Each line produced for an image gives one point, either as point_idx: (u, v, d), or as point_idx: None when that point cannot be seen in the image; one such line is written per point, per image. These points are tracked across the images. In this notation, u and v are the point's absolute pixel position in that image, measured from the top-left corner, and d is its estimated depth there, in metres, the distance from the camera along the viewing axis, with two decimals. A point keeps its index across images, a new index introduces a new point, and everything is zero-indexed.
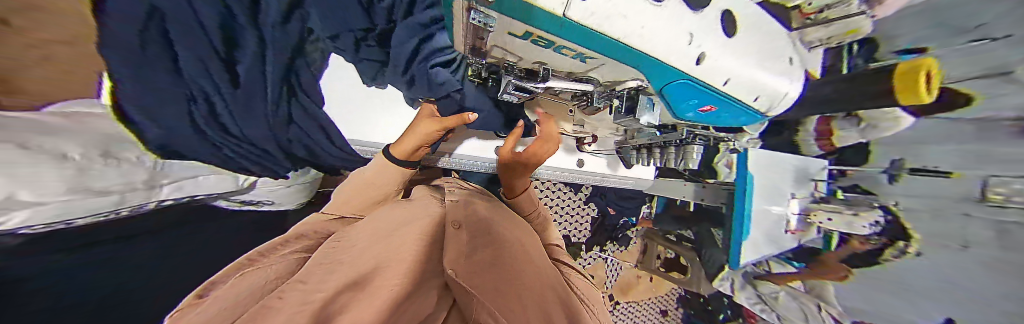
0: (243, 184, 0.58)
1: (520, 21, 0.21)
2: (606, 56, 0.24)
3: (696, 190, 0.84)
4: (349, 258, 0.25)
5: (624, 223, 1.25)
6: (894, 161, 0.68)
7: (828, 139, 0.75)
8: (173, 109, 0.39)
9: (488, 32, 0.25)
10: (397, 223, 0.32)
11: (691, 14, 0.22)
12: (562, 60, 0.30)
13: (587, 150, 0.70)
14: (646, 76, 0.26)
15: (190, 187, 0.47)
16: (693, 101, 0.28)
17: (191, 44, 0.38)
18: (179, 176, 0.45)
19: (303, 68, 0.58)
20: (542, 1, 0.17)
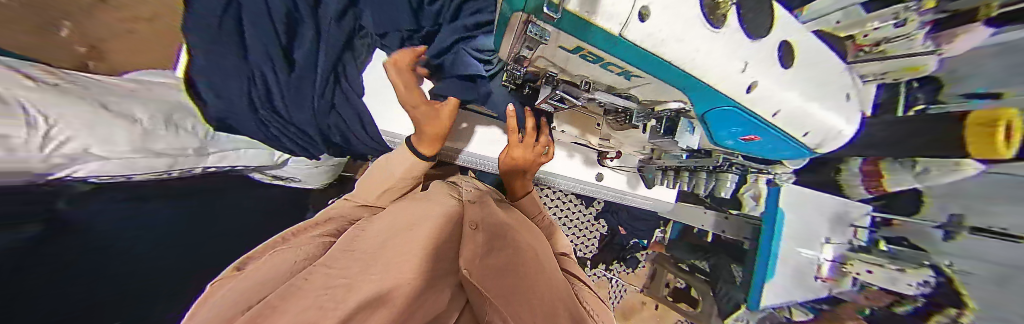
0: (277, 160, 0.63)
1: (573, 38, 0.19)
2: (654, 78, 0.23)
3: (719, 221, 0.80)
4: (368, 250, 0.26)
5: (635, 245, 1.23)
6: (951, 216, 0.63)
7: (877, 181, 0.66)
8: (235, 85, 0.46)
9: (540, 43, 0.24)
10: (416, 219, 0.32)
11: (748, 42, 0.21)
12: (606, 77, 0.28)
13: (609, 165, 0.68)
14: (689, 99, 0.25)
15: (232, 158, 0.54)
16: (734, 131, 0.27)
17: (260, 33, 0.45)
18: (222, 148, 0.53)
19: (350, 62, 0.55)
20: (604, 20, 0.15)
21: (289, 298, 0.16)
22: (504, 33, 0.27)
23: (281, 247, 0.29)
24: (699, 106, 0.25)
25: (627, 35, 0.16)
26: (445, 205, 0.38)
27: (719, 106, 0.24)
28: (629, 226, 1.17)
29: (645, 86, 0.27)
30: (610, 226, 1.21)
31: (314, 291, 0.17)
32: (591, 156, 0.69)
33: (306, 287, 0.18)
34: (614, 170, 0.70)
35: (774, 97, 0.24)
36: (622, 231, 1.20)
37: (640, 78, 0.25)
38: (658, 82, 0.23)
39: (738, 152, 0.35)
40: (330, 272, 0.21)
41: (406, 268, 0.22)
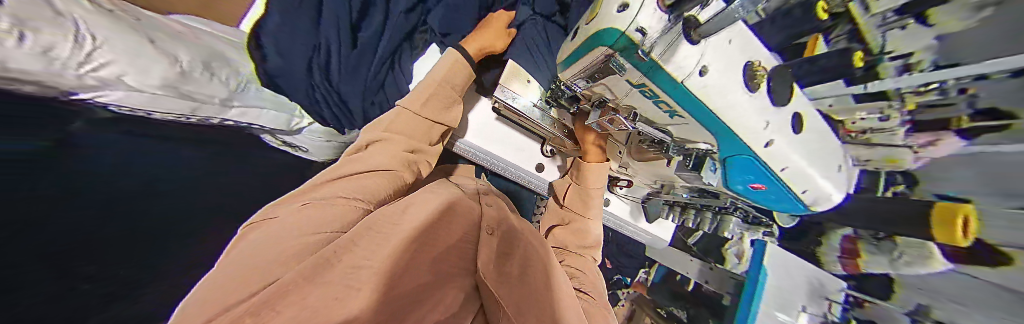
0: (292, 127, 0.63)
1: (643, 74, 0.24)
2: (698, 120, 0.26)
3: (703, 270, 0.83)
4: (392, 229, 0.26)
5: (616, 281, 1.19)
6: (918, 306, 0.64)
7: (852, 259, 0.71)
8: (299, 50, 0.55)
9: (612, 74, 0.27)
10: (440, 210, 0.33)
11: (773, 107, 0.25)
12: (653, 113, 0.31)
13: (617, 192, 0.68)
14: (716, 144, 0.29)
15: (253, 116, 0.55)
16: (744, 177, 0.31)
17: (335, 9, 0.57)
18: (247, 104, 0.53)
19: (406, 51, 0.71)
20: (671, 67, 0.21)
21: (320, 273, 0.18)
22: (573, 64, 0.32)
23: (313, 200, 0.29)
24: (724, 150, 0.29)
25: (689, 82, 0.22)
26: (464, 204, 0.39)
27: (739, 153, 0.28)
28: (616, 260, 1.17)
29: (681, 128, 0.31)
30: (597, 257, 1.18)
31: (341, 270, 0.18)
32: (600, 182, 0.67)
33: (332, 267, 0.19)
34: (620, 197, 0.69)
35: (783, 157, 0.28)
36: (608, 265, 1.19)
37: (680, 118, 0.28)
38: (698, 124, 0.27)
39: (743, 197, 0.38)
40: (357, 252, 0.21)
41: (406, 261, 0.22)
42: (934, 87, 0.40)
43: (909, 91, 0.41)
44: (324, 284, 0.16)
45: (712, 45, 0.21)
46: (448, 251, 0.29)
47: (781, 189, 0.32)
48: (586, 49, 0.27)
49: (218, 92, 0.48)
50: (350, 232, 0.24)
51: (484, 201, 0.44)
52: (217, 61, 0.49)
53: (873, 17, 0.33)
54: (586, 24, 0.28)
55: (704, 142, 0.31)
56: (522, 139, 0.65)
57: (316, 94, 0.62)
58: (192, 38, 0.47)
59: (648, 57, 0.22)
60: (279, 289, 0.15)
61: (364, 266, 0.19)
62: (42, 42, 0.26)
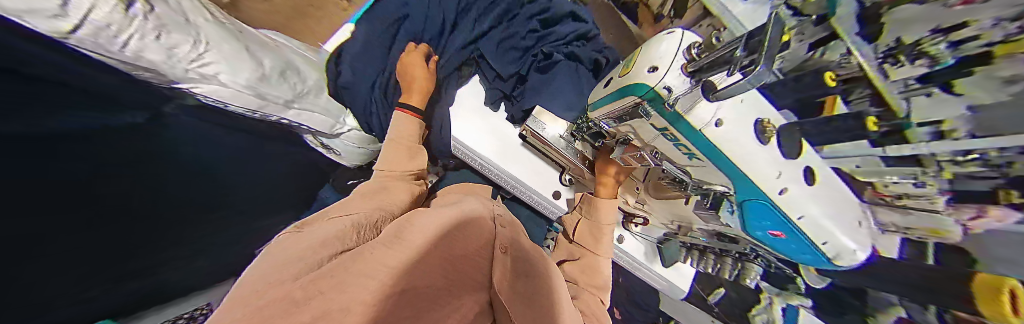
0: (332, 130, 0.69)
1: (666, 122, 0.27)
2: (714, 163, 0.29)
3: None
4: (408, 241, 0.28)
5: None
6: None
7: None
8: (372, 66, 0.65)
9: (638, 117, 0.31)
10: (456, 224, 0.35)
11: (784, 159, 0.27)
12: (675, 155, 0.34)
13: (631, 229, 0.65)
14: (733, 185, 0.30)
15: (307, 117, 0.64)
16: (763, 223, 0.31)
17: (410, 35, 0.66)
18: (305, 106, 0.62)
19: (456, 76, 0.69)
20: (693, 117, 0.25)
21: (347, 267, 0.23)
22: (605, 104, 0.37)
23: (336, 216, 0.36)
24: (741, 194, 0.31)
25: (707, 131, 0.26)
26: (479, 220, 0.40)
27: (754, 197, 0.29)
28: (624, 309, 1.07)
29: (699, 169, 0.33)
30: None
31: (376, 267, 0.23)
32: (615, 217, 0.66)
33: (356, 262, 0.24)
34: (635, 235, 0.67)
35: (810, 212, 0.28)
36: (614, 313, 1.08)
37: (698, 160, 0.31)
38: (715, 168, 0.30)
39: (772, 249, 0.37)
40: (386, 253, 0.26)
41: (425, 270, 0.25)
42: (977, 156, 0.26)
43: (946, 157, 0.28)
44: (346, 276, 0.21)
45: (727, 103, 0.25)
46: (465, 264, 0.30)
47: (801, 242, 0.30)
48: (621, 96, 0.32)
49: (285, 95, 0.57)
50: (361, 248, 0.27)
51: (499, 220, 0.45)
52: (290, 72, 0.60)
53: (892, 84, 0.26)
54: (619, 76, 0.34)
55: (722, 186, 0.32)
56: (540, 165, 0.67)
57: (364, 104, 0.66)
58: (278, 54, 0.60)
59: (673, 109, 0.26)
60: (289, 297, 0.18)
61: (383, 266, 0.24)
62: (161, 39, 0.36)
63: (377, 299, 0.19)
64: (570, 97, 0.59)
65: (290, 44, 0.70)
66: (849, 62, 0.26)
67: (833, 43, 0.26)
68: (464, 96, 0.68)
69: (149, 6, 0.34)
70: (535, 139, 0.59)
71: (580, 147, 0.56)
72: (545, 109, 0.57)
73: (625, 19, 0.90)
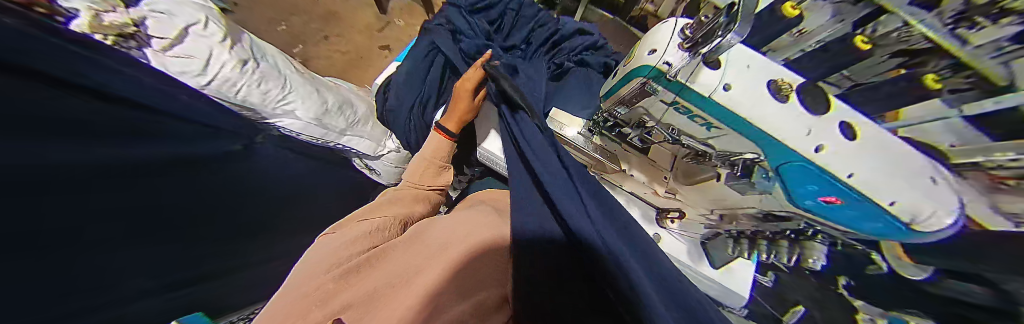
0: (376, 151, 0.81)
1: (673, 93, 0.30)
2: (732, 128, 0.29)
3: None
4: (410, 259, 0.34)
5: None
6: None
7: None
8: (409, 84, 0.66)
9: (648, 96, 0.35)
10: (464, 233, 0.37)
11: (811, 115, 0.25)
12: (693, 128, 0.35)
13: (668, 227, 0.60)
14: (763, 150, 0.28)
15: (354, 141, 0.76)
16: (813, 188, 0.27)
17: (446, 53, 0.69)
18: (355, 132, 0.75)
19: None
20: (696, 85, 0.27)
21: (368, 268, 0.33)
22: (618, 90, 0.40)
23: (369, 217, 0.42)
24: (776, 157, 0.28)
25: (716, 97, 0.27)
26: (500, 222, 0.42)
27: (794, 162, 0.26)
28: None
29: (726, 138, 0.32)
30: None
31: (386, 273, 0.32)
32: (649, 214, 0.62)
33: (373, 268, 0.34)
34: (675, 235, 0.60)
35: (882, 179, 0.22)
36: None
37: (718, 128, 0.31)
38: (738, 134, 0.29)
39: (836, 223, 0.30)
40: (401, 254, 0.35)
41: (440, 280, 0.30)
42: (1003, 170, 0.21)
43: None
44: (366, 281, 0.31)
45: (729, 69, 0.27)
46: (472, 268, 0.33)
47: (874, 212, 0.24)
48: (629, 80, 0.36)
49: (340, 124, 0.71)
50: (365, 260, 0.34)
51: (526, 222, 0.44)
52: (346, 105, 0.74)
53: (978, 50, 0.19)
54: (625, 65, 0.39)
55: (754, 153, 0.31)
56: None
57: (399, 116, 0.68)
58: (338, 93, 0.75)
59: (675, 80, 0.28)
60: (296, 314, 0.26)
61: (402, 281, 0.31)
62: (260, 87, 0.57)
63: (404, 306, 0.27)
64: (586, 99, 0.60)
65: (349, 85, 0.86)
66: (910, 34, 0.22)
67: (885, 19, 0.24)
68: None
69: (255, 63, 0.58)
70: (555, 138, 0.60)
71: (599, 142, 0.55)
72: (561, 110, 0.60)
73: (635, 29, 0.95)
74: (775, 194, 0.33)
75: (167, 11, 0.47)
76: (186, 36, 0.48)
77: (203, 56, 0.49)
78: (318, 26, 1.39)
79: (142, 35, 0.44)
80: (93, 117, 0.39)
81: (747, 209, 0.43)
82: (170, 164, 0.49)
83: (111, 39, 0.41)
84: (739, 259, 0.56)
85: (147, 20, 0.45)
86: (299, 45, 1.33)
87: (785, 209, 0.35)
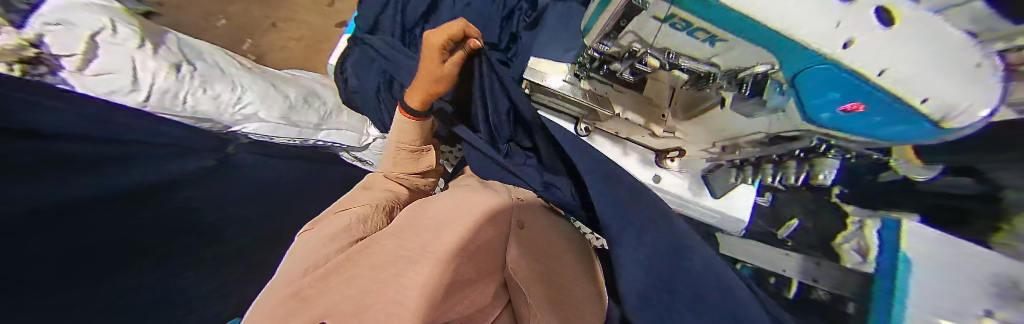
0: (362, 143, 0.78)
1: (670, 2, 0.24)
2: (739, 35, 0.23)
3: None
4: (396, 247, 0.36)
5: None
6: None
7: None
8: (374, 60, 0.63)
9: (638, 14, 0.29)
10: (442, 221, 0.38)
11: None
12: (698, 47, 0.30)
13: (668, 167, 0.61)
14: (780, 54, 0.23)
15: (336, 135, 0.73)
16: (831, 96, 0.23)
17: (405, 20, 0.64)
18: (333, 125, 0.73)
19: None
20: None
21: (362, 261, 0.34)
22: (603, 12, 0.35)
23: (347, 209, 0.44)
24: (791, 64, 0.23)
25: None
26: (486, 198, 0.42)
27: (817, 66, 0.21)
28: None
29: (735, 52, 0.27)
30: None
31: (389, 260, 0.34)
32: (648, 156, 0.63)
33: (372, 256, 0.35)
34: (674, 173, 0.62)
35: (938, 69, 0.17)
36: None
37: (723, 41, 0.26)
38: (747, 43, 0.24)
39: (851, 135, 0.28)
40: (398, 243, 0.36)
41: (439, 270, 0.32)
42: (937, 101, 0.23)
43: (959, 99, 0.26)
44: (366, 274, 0.33)
45: None
46: (460, 253, 0.35)
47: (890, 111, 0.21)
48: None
49: (311, 119, 0.68)
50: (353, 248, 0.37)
51: (509, 196, 0.44)
52: (311, 97, 0.72)
53: None
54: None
55: (765, 64, 0.26)
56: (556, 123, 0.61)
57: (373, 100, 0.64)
58: (299, 84, 0.72)
59: None
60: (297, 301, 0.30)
61: (406, 267, 0.32)
62: (208, 92, 0.54)
63: (417, 295, 0.29)
64: (565, 41, 0.57)
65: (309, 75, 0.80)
66: None
67: None
68: None
69: (190, 66, 0.55)
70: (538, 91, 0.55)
71: (588, 87, 0.51)
72: (540, 58, 0.55)
73: None
74: (789, 110, 0.30)
75: (65, 21, 0.42)
76: (96, 50, 0.43)
77: (128, 69, 0.45)
78: (257, 13, 1.18)
79: (50, 58, 0.39)
80: (37, 148, 0.32)
81: (750, 136, 0.41)
82: (129, 194, 0.40)
83: (16, 69, 0.35)
84: (741, 186, 0.59)
85: (45, 37, 0.39)
86: (247, 39, 1.14)
87: (797, 129, 0.33)
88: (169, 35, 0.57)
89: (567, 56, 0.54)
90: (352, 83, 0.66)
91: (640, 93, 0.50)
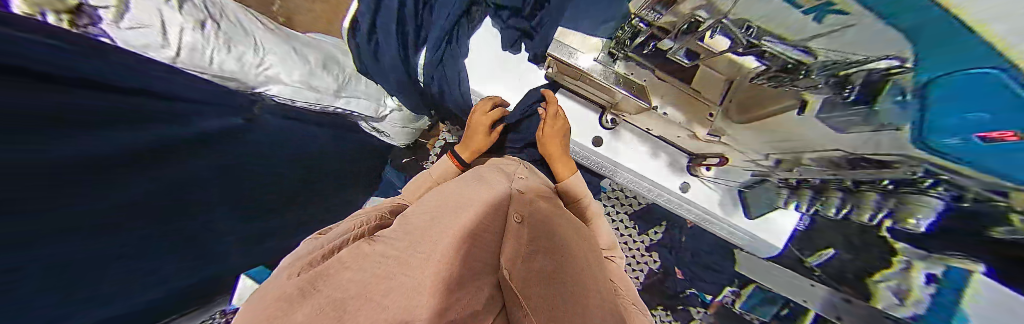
0: (380, 114, 0.73)
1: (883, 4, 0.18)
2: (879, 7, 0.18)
3: (834, 300, 0.57)
4: (415, 233, 0.28)
5: (690, 296, 0.88)
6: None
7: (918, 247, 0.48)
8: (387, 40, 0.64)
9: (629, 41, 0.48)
10: (459, 205, 0.33)
11: None
12: (800, 30, 0.27)
13: (701, 175, 0.62)
14: (926, 46, 0.19)
15: (352, 104, 0.67)
16: (978, 119, 0.19)
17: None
18: (325, 84, 0.60)
19: (464, 26, 0.64)
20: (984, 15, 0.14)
21: (360, 262, 0.24)
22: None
23: (354, 220, 0.35)
24: (945, 54, 0.18)
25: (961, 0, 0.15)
26: (490, 190, 0.38)
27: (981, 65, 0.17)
28: (691, 270, 0.88)
29: (855, 31, 0.23)
30: (664, 264, 0.91)
31: (373, 258, 0.24)
32: (680, 162, 0.65)
33: (368, 255, 0.25)
34: (703, 181, 0.64)
35: None
36: (679, 275, 0.89)
37: (845, 15, 0.22)
38: (874, 19, 0.20)
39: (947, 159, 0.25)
40: (388, 245, 0.27)
41: (464, 250, 0.24)
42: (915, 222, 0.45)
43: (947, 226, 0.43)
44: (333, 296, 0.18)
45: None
46: (479, 237, 0.26)
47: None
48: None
49: (332, 85, 0.61)
50: (308, 275, 0.22)
51: (516, 188, 0.41)
52: (332, 63, 0.63)
53: None
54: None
55: (891, 57, 0.24)
56: (576, 110, 0.64)
57: (430, 74, 0.65)
58: (317, 47, 0.63)
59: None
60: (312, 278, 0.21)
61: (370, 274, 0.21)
62: (230, 52, 0.45)
63: (426, 292, 0.18)
64: (601, 9, 0.52)
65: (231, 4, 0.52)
66: None
67: None
68: (478, 42, 0.65)
69: (215, 24, 0.44)
70: (563, 71, 0.55)
71: (622, 70, 0.51)
72: (571, 31, 0.52)
73: None
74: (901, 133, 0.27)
75: None
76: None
77: (157, 23, 0.35)
78: None
79: (86, 8, 0.30)
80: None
81: (822, 153, 0.41)
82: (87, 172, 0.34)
83: (67, 20, 0.28)
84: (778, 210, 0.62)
85: None
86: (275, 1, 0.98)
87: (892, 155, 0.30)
88: None
89: (584, 27, 0.52)
90: (369, 64, 0.67)
91: (687, 85, 0.50)
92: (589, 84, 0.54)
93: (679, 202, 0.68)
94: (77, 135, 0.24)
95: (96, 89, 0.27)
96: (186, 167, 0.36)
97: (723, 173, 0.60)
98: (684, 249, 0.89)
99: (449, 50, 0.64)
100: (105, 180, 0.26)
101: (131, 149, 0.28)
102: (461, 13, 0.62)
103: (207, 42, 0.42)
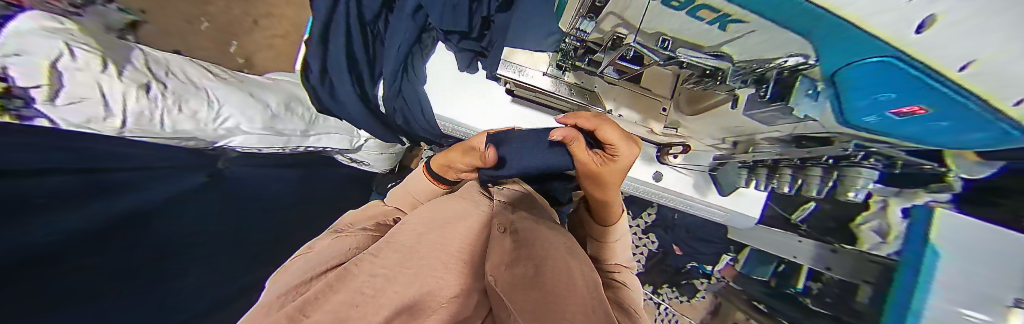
0: (356, 145, 0.72)
1: (772, 19, 0.19)
2: (765, 17, 0.19)
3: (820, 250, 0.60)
4: (405, 244, 0.27)
5: (692, 269, 0.91)
6: None
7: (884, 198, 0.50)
8: (340, 76, 0.62)
9: (574, 52, 0.47)
10: (451, 215, 0.31)
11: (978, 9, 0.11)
12: (708, 38, 0.28)
13: (670, 163, 0.64)
14: (818, 49, 0.21)
15: (325, 140, 0.66)
16: (889, 98, 0.21)
17: (351, 24, 0.60)
18: (292, 127, 0.59)
19: (418, 53, 0.63)
20: (869, 20, 0.15)
21: (345, 284, 0.22)
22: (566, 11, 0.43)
23: (345, 235, 0.35)
24: (833, 57, 0.21)
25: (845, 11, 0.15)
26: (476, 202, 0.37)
27: (875, 59, 0.18)
28: (688, 245, 0.90)
29: (757, 35, 0.24)
30: (662, 244, 0.93)
31: (362, 277, 0.23)
32: (650, 153, 0.65)
33: (355, 275, 0.23)
34: (675, 168, 0.65)
35: (971, 40, 0.13)
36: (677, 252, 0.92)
37: (743, 23, 0.23)
38: (773, 29, 0.21)
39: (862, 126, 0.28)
40: (375, 262, 0.25)
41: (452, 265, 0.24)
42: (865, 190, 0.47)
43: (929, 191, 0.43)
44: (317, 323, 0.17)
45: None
46: (465, 249, 0.26)
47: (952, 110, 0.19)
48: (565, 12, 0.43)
49: (298, 126, 0.60)
50: (307, 296, 0.21)
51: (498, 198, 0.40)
52: (294, 103, 0.62)
53: None
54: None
55: (794, 55, 0.24)
56: (545, 118, 0.64)
57: (391, 106, 0.64)
58: (275, 90, 0.61)
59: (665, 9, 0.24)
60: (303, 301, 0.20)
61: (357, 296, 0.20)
62: (183, 110, 0.43)
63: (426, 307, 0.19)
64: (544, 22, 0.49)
65: (173, 56, 0.50)
66: None
67: None
68: (437, 67, 0.64)
69: (162, 84, 0.42)
70: (520, 87, 0.55)
71: (572, 79, 0.52)
72: (517, 47, 0.51)
73: None
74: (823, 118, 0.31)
75: None
76: (59, 74, 0.31)
77: (98, 94, 0.33)
78: None
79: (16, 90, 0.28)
80: None
81: (771, 133, 0.44)
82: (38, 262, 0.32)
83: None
84: (740, 190, 0.64)
85: None
86: (230, 40, 0.93)
87: (830, 131, 0.34)
88: (138, 49, 0.45)
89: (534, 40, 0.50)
90: (329, 105, 0.64)
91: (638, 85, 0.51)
92: (548, 96, 0.55)
93: (660, 189, 0.68)
94: (20, 230, 0.23)
95: (40, 176, 0.26)
96: (134, 243, 0.33)
97: (690, 160, 0.63)
98: (679, 226, 0.92)
99: (408, 77, 0.63)
100: (37, 274, 0.24)
101: (67, 239, 0.27)
102: (414, 40, 0.61)
103: (158, 105, 0.40)
